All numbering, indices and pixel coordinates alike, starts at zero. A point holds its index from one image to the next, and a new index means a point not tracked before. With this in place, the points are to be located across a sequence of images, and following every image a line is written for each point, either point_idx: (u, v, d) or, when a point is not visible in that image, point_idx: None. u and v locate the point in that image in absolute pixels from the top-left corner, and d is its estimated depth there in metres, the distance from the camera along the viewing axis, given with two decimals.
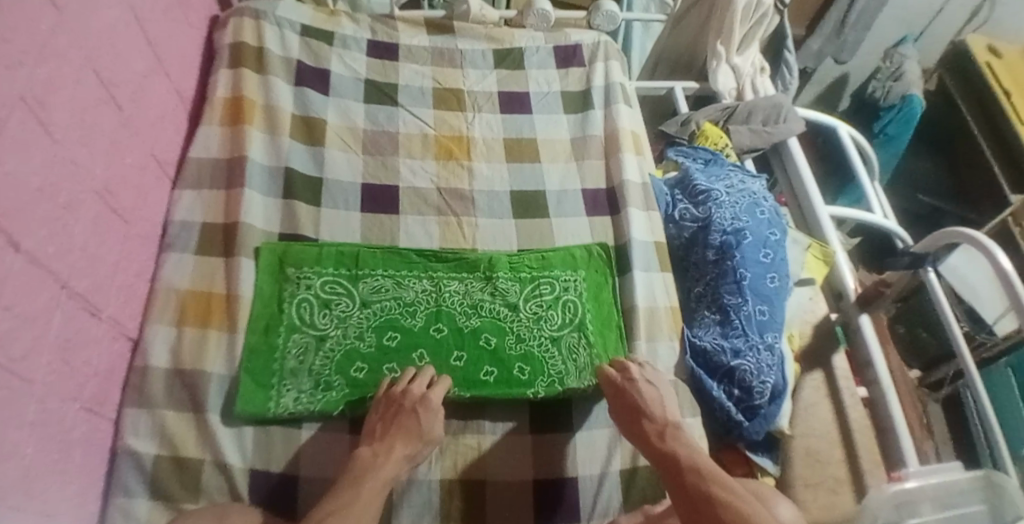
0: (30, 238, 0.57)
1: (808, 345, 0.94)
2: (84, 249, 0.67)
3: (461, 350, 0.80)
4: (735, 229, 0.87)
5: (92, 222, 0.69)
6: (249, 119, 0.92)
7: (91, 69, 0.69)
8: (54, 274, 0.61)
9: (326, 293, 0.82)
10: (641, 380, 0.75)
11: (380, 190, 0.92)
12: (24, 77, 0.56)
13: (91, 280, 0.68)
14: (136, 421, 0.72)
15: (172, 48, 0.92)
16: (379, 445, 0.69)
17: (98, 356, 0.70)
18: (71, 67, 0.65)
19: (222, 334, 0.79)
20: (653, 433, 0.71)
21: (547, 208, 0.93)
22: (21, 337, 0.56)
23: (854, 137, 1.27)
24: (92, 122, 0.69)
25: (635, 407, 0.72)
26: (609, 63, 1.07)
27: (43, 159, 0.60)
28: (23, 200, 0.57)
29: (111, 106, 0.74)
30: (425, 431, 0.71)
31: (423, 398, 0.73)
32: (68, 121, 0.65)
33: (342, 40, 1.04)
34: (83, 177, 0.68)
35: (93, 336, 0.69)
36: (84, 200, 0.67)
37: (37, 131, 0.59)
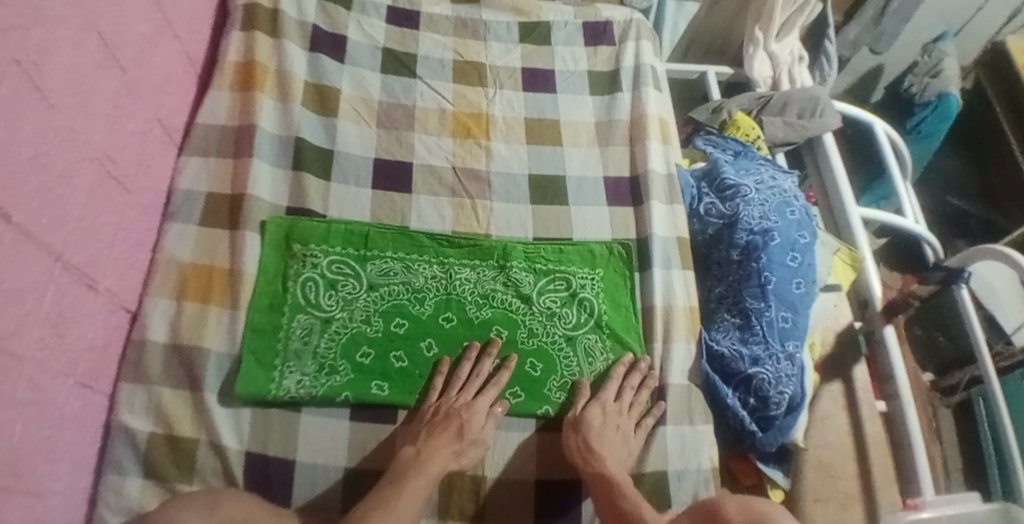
0: (21, 209, 0.55)
1: (830, 353, 0.89)
2: (80, 221, 0.65)
3: (472, 341, 0.78)
4: (763, 229, 0.83)
5: (89, 192, 0.67)
6: (260, 85, 0.87)
7: (93, 30, 0.66)
8: (47, 246, 0.59)
9: (333, 273, 0.79)
10: (621, 412, 0.74)
11: (394, 167, 0.88)
12: (18, 39, 0.54)
13: (87, 252, 0.67)
14: (131, 397, 0.71)
15: (183, 7, 0.87)
16: (422, 445, 0.68)
17: (92, 330, 0.68)
18: (69, 27, 0.62)
19: (223, 310, 0.76)
20: (607, 458, 0.69)
21: (566, 195, 0.89)
22: (11, 313, 0.54)
23: (890, 133, 1.21)
24: (90, 87, 0.66)
25: (596, 434, 0.70)
26: (640, 42, 1.01)
27: (38, 126, 0.57)
28: (16, 169, 0.54)
29: (113, 70, 0.71)
30: (468, 431, 0.70)
31: (469, 404, 0.72)
32: (66, 85, 0.62)
33: (360, 5, 0.98)
34: (82, 144, 0.65)
35: (86, 309, 0.67)
36: (81, 169, 0.65)
37: (30, 97, 0.56)
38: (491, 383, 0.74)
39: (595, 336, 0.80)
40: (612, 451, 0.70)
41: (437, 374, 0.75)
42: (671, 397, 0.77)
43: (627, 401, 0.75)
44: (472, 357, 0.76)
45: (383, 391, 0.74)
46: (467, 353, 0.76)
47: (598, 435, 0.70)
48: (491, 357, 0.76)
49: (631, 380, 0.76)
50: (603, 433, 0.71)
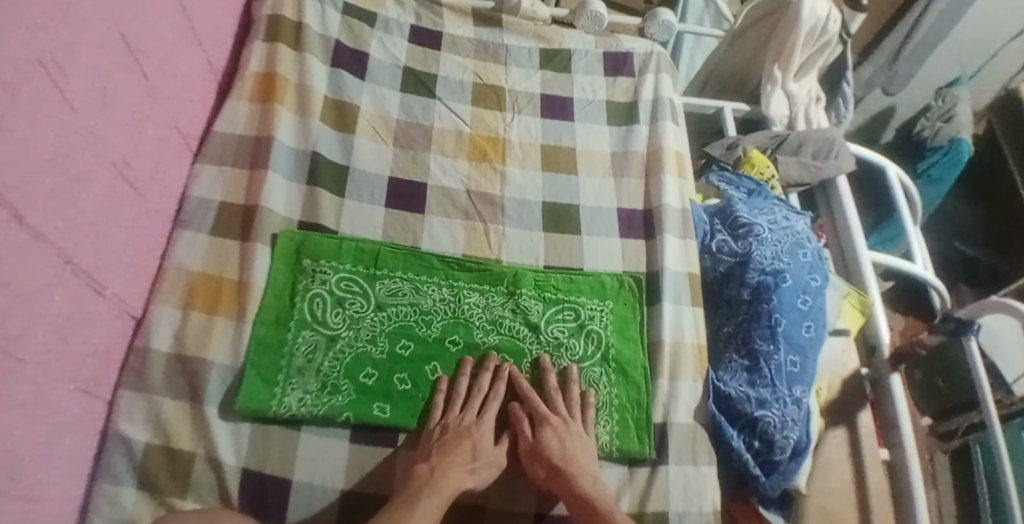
0: (36, 210, 0.55)
1: (836, 399, 0.88)
2: (93, 224, 0.65)
3: (466, 357, 0.78)
4: (775, 269, 0.82)
5: (104, 196, 0.67)
6: (281, 97, 0.87)
7: (117, 34, 0.66)
8: (57, 248, 0.59)
9: (342, 290, 0.79)
10: (571, 429, 0.73)
11: (408, 186, 0.88)
12: (44, 39, 0.54)
13: (96, 256, 0.66)
14: (131, 405, 0.70)
15: (209, 17, 0.88)
16: (437, 461, 0.68)
17: (97, 335, 0.68)
18: (92, 31, 0.62)
19: (229, 323, 0.75)
20: (577, 477, 0.69)
21: (578, 224, 0.89)
22: (20, 315, 0.54)
23: (903, 178, 1.21)
24: (108, 91, 0.66)
25: (559, 453, 0.70)
26: (659, 75, 1.01)
27: (58, 127, 0.57)
28: (34, 170, 0.54)
29: (135, 75, 0.71)
30: (481, 452, 0.72)
31: (477, 423, 0.74)
32: (88, 89, 0.62)
33: (384, 23, 0.99)
34: (99, 148, 0.65)
35: (92, 314, 0.66)
36: (97, 173, 0.65)
37: (49, 98, 0.55)
38: (492, 396, 0.76)
39: (601, 368, 0.79)
40: (581, 470, 0.70)
41: (437, 393, 0.75)
42: (676, 435, 0.76)
43: (563, 409, 0.75)
44: (467, 374, 0.77)
45: (384, 414, 0.74)
46: (463, 370, 0.76)
47: (561, 456, 0.70)
48: (490, 373, 0.77)
49: (558, 395, 0.76)
50: (563, 446, 0.71)
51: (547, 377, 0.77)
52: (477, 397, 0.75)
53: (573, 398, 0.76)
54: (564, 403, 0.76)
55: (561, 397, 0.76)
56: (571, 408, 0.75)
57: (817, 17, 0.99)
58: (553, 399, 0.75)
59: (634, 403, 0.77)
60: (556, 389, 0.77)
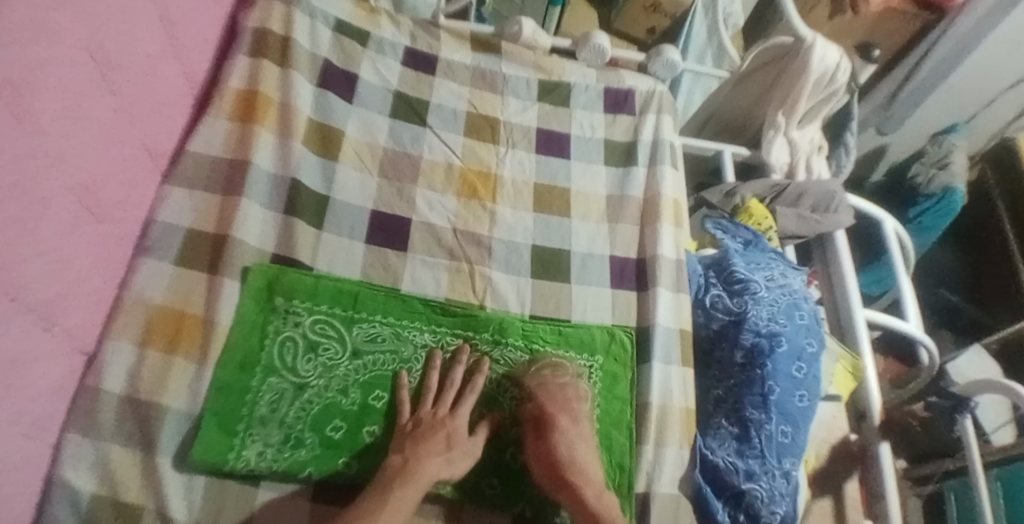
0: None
1: (823, 468, 0.87)
2: (47, 255, 0.59)
3: (433, 349, 0.76)
4: (771, 332, 0.79)
5: (61, 223, 0.61)
6: (262, 119, 0.82)
7: (89, 48, 0.60)
8: (7, 286, 0.53)
9: (315, 334, 0.74)
10: (580, 432, 0.72)
11: (392, 221, 0.83)
12: (11, 59, 0.48)
13: (49, 290, 0.60)
14: (77, 451, 0.65)
15: (191, 27, 0.82)
16: (410, 453, 0.68)
17: (45, 374, 0.62)
18: (66, 47, 0.56)
19: (189, 364, 0.70)
20: (583, 487, 0.69)
21: (569, 271, 0.85)
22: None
23: (898, 231, 1.18)
24: (76, 111, 0.60)
25: (568, 462, 0.70)
26: (661, 116, 0.97)
27: (16, 153, 0.51)
28: None
29: (106, 92, 0.65)
30: (457, 442, 0.71)
31: (451, 414, 0.73)
32: (53, 109, 0.56)
33: (378, 43, 0.94)
34: (60, 172, 0.59)
35: (40, 353, 0.61)
36: (55, 199, 0.59)
37: (9, 123, 0.49)
38: (467, 390, 0.74)
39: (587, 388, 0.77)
40: (586, 477, 0.70)
41: (399, 389, 0.73)
42: (659, 508, 0.72)
43: (575, 410, 0.74)
44: (436, 366, 0.75)
45: (350, 469, 0.71)
46: (431, 363, 0.75)
47: (570, 464, 0.70)
48: (462, 364, 0.75)
49: (563, 394, 0.74)
50: (570, 452, 0.70)
51: (554, 376, 0.76)
52: (451, 389, 0.75)
53: (579, 395, 0.75)
54: (576, 406, 0.74)
55: (569, 394, 0.75)
56: (577, 406, 0.74)
57: (825, 67, 0.97)
58: (563, 398, 0.74)
59: (617, 466, 0.74)
60: (565, 389, 0.75)
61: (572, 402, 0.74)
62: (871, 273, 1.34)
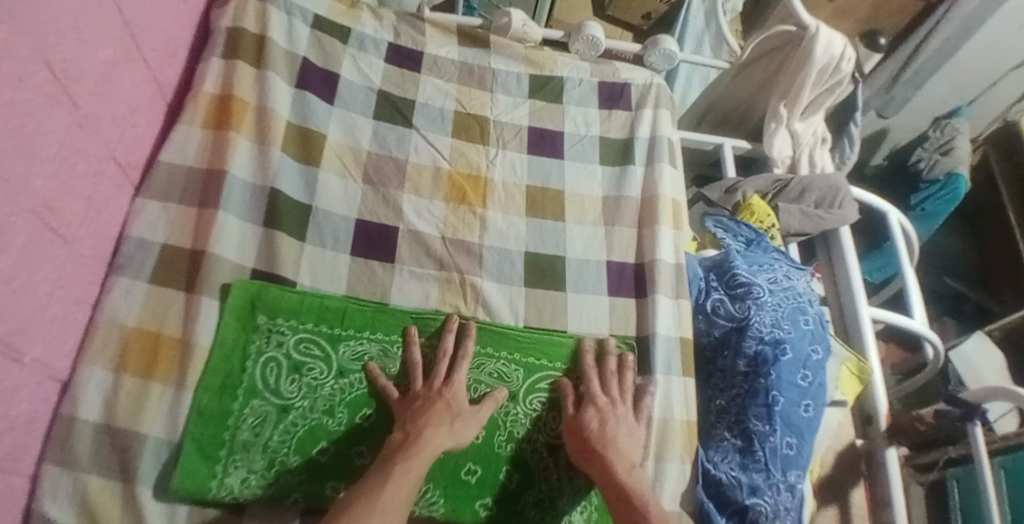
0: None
1: (828, 475, 0.86)
2: (8, 283, 0.55)
3: (411, 325, 0.75)
4: (775, 339, 0.76)
5: (23, 248, 0.57)
6: (237, 125, 0.78)
7: (42, 59, 0.56)
8: None
9: (299, 354, 0.72)
10: (617, 411, 0.71)
11: (378, 230, 0.80)
12: None
13: (15, 321, 0.57)
14: (55, 483, 0.62)
15: (157, 29, 0.77)
16: (411, 426, 0.66)
17: (15, 408, 0.59)
18: (13, 60, 0.51)
19: (166, 389, 0.68)
20: (613, 460, 0.66)
21: (563, 279, 0.81)
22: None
23: (903, 223, 1.13)
24: (30, 129, 0.56)
25: (597, 433, 0.68)
26: (659, 110, 0.93)
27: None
28: None
29: (65, 104, 0.61)
30: (459, 410, 0.68)
31: (447, 384, 0.70)
32: (5, 127, 0.52)
33: (359, 39, 0.89)
34: (17, 195, 0.55)
35: (10, 386, 0.58)
36: (13, 223, 0.55)
37: None
38: (461, 356, 0.72)
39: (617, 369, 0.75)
40: (615, 450, 0.67)
41: (376, 372, 0.72)
42: None
43: (616, 393, 0.72)
44: (417, 341, 0.74)
45: (338, 493, 0.69)
46: (410, 338, 0.74)
47: (600, 436, 0.68)
48: (453, 333, 0.74)
49: (614, 380, 0.73)
50: (602, 425, 0.69)
51: (608, 358, 0.75)
52: (443, 360, 0.72)
53: (626, 382, 0.74)
54: (618, 387, 0.73)
55: (616, 381, 0.74)
56: (625, 393, 0.73)
57: (832, 56, 0.92)
58: (607, 381, 0.73)
59: None
60: (614, 372, 0.74)
61: (607, 382, 0.73)
62: (875, 260, 1.29)
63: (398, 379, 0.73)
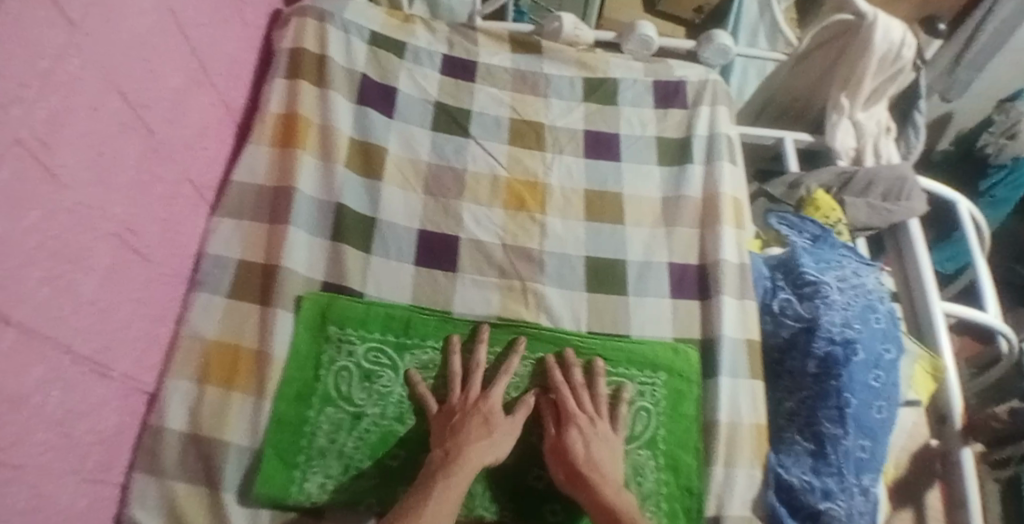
0: (25, 307, 0.50)
1: (903, 478, 0.83)
2: (92, 303, 0.60)
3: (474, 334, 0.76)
4: (845, 338, 0.74)
5: (107, 271, 0.62)
6: (302, 143, 0.81)
7: (116, 90, 0.60)
8: (55, 340, 0.55)
9: (369, 363, 0.75)
10: (598, 429, 0.70)
11: (438, 240, 0.82)
12: (26, 113, 0.47)
13: (99, 339, 0.62)
14: (143, 492, 0.68)
15: (223, 55, 0.81)
16: (451, 444, 0.67)
17: (104, 422, 0.64)
18: (87, 94, 0.55)
19: (246, 398, 0.73)
20: (600, 483, 0.65)
21: (625, 283, 0.81)
22: (12, 426, 0.50)
23: (974, 215, 1.09)
24: (105, 159, 0.59)
25: (583, 457, 0.66)
26: (716, 107, 0.91)
27: (43, 210, 0.51)
28: (21, 263, 0.49)
29: (137, 131, 0.64)
30: (495, 423, 0.69)
31: (484, 396, 0.71)
32: (81, 158, 0.56)
33: (413, 53, 0.90)
34: (98, 220, 0.59)
35: (98, 400, 0.63)
36: (93, 247, 0.59)
37: (36, 179, 0.50)
38: (501, 370, 0.73)
39: (613, 395, 0.74)
40: (601, 474, 0.65)
41: (415, 383, 0.74)
42: None
43: (593, 412, 0.71)
44: (457, 349, 0.75)
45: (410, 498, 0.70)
46: (451, 347, 0.75)
47: (585, 459, 0.66)
48: (485, 343, 0.75)
49: (602, 401, 0.72)
50: (588, 447, 0.67)
51: (678, 359, 0.75)
52: (476, 371, 0.74)
53: (600, 395, 0.73)
54: (589, 399, 0.72)
55: (591, 397, 0.72)
56: (599, 407, 0.72)
57: (891, 43, 0.89)
58: (579, 395, 0.72)
59: (684, 490, 0.71)
60: (581, 384, 0.73)
61: (593, 399, 0.72)
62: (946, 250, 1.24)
63: (462, 386, 0.75)
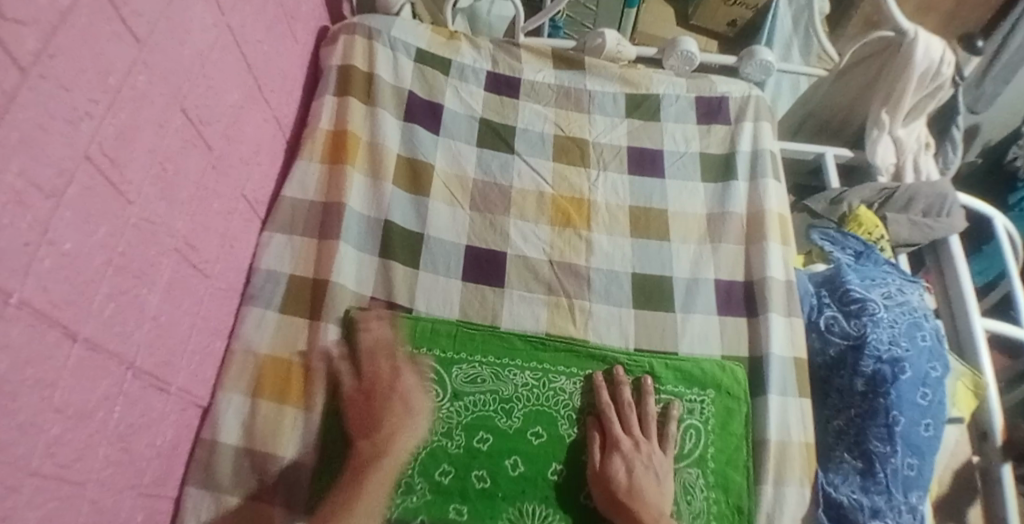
0: (90, 322, 0.51)
1: (945, 494, 0.84)
2: (154, 318, 0.61)
3: (521, 354, 0.77)
4: (894, 357, 0.74)
5: (168, 285, 0.63)
6: (352, 158, 0.82)
7: (178, 106, 0.61)
8: (119, 356, 0.56)
9: (415, 378, 0.75)
10: (643, 454, 0.71)
11: (486, 256, 0.83)
12: (91, 130, 0.48)
13: (159, 353, 0.63)
14: (197, 505, 0.68)
15: (276, 71, 0.82)
16: (376, 434, 0.67)
17: (162, 435, 0.65)
18: (151, 110, 0.56)
19: (298, 415, 0.73)
20: (641, 512, 0.66)
21: (672, 300, 0.82)
22: (74, 439, 0.51)
23: (1010, 229, 1.09)
24: (167, 174, 0.60)
25: (625, 486, 0.68)
26: (760, 123, 0.92)
27: (107, 226, 0.52)
28: (84, 281, 0.50)
29: (199, 147, 0.65)
30: (410, 404, 0.69)
31: (393, 375, 0.71)
32: (145, 174, 0.57)
33: (459, 70, 0.92)
34: (161, 236, 0.60)
35: (157, 414, 0.64)
36: (155, 262, 0.60)
37: (101, 195, 0.51)
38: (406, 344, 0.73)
39: (662, 413, 0.75)
40: (643, 504, 0.67)
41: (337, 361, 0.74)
42: None
43: (640, 436, 0.72)
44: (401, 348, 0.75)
45: (461, 516, 0.69)
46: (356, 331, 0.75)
47: (627, 489, 0.68)
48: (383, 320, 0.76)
49: (653, 423, 0.73)
50: (634, 478, 0.69)
51: (725, 375, 0.76)
52: (384, 351, 0.73)
53: (650, 416, 0.74)
54: (638, 420, 0.74)
55: (640, 420, 0.73)
56: (649, 432, 0.73)
57: (931, 60, 0.90)
58: (627, 416, 0.73)
59: (735, 509, 0.71)
60: (631, 403, 0.74)
61: (643, 421, 0.74)
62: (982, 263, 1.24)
63: (510, 401, 0.75)
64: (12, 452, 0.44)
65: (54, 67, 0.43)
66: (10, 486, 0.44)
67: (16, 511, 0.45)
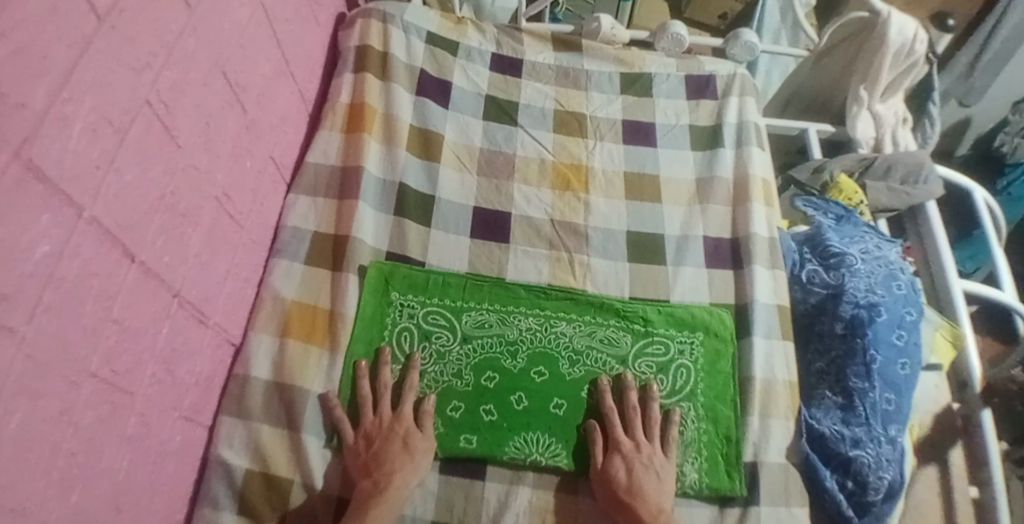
0: (145, 248, 0.59)
1: (928, 437, 0.88)
2: (197, 257, 0.69)
3: (524, 315, 0.83)
4: (870, 303, 0.80)
5: (208, 231, 0.70)
6: (368, 128, 0.91)
7: (220, 70, 0.69)
8: (168, 285, 0.64)
9: (428, 325, 0.82)
10: (643, 455, 0.74)
11: (492, 215, 0.90)
12: (151, 80, 0.56)
13: (201, 289, 0.70)
14: (231, 432, 0.74)
15: (300, 50, 0.90)
16: (377, 474, 0.71)
17: (200, 365, 0.72)
18: (197, 70, 0.64)
19: (323, 354, 0.80)
20: (641, 510, 0.70)
21: (664, 254, 0.89)
22: (127, 352, 0.57)
23: (988, 202, 1.15)
24: (209, 129, 0.68)
25: (625, 485, 0.72)
26: (745, 98, 0.99)
27: (161, 163, 0.60)
28: (142, 212, 0.58)
29: (236, 110, 0.73)
30: (414, 444, 0.73)
31: (397, 418, 0.75)
32: (192, 125, 0.64)
33: (466, 52, 1.00)
34: (204, 184, 0.68)
35: (196, 345, 0.70)
36: (198, 206, 0.68)
37: (157, 136, 0.58)
38: (404, 387, 0.77)
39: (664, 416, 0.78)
40: (643, 499, 0.71)
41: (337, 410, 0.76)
42: (767, 481, 0.75)
43: (641, 437, 0.75)
44: (366, 374, 0.78)
45: (470, 445, 0.76)
46: (361, 372, 0.78)
47: (628, 487, 0.71)
48: (387, 365, 0.79)
49: (656, 424, 0.77)
50: (634, 478, 0.72)
51: (713, 318, 0.83)
52: (370, 408, 0.77)
53: (654, 419, 0.77)
54: (640, 424, 0.77)
55: (642, 419, 0.77)
56: (651, 433, 0.76)
57: (904, 38, 0.97)
58: (632, 422, 0.76)
59: (724, 438, 0.77)
60: (637, 408, 0.77)
61: (648, 423, 0.77)
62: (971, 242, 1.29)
63: (515, 343, 0.81)
64: (76, 351, 0.50)
65: (123, 20, 0.51)
66: (72, 382, 0.50)
67: (75, 406, 0.50)
